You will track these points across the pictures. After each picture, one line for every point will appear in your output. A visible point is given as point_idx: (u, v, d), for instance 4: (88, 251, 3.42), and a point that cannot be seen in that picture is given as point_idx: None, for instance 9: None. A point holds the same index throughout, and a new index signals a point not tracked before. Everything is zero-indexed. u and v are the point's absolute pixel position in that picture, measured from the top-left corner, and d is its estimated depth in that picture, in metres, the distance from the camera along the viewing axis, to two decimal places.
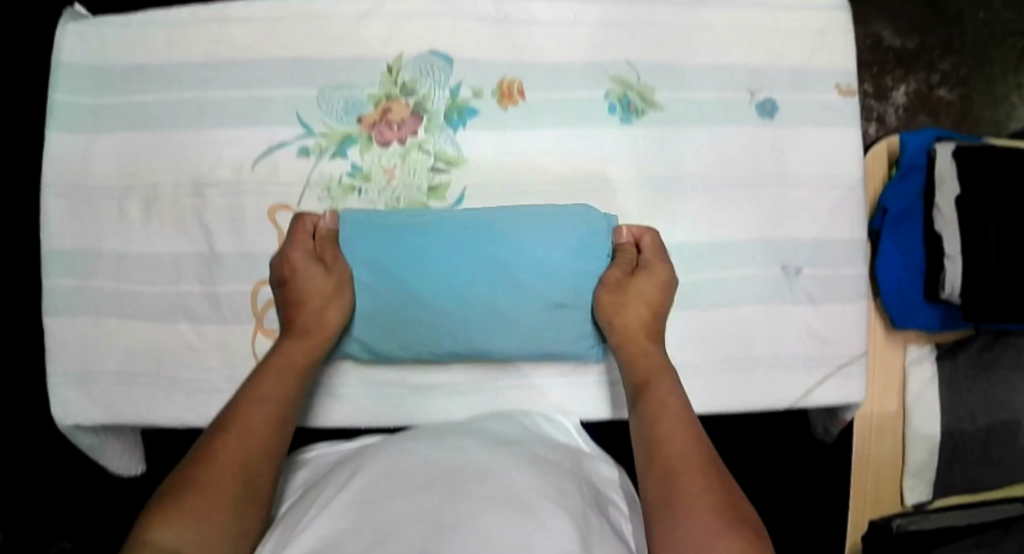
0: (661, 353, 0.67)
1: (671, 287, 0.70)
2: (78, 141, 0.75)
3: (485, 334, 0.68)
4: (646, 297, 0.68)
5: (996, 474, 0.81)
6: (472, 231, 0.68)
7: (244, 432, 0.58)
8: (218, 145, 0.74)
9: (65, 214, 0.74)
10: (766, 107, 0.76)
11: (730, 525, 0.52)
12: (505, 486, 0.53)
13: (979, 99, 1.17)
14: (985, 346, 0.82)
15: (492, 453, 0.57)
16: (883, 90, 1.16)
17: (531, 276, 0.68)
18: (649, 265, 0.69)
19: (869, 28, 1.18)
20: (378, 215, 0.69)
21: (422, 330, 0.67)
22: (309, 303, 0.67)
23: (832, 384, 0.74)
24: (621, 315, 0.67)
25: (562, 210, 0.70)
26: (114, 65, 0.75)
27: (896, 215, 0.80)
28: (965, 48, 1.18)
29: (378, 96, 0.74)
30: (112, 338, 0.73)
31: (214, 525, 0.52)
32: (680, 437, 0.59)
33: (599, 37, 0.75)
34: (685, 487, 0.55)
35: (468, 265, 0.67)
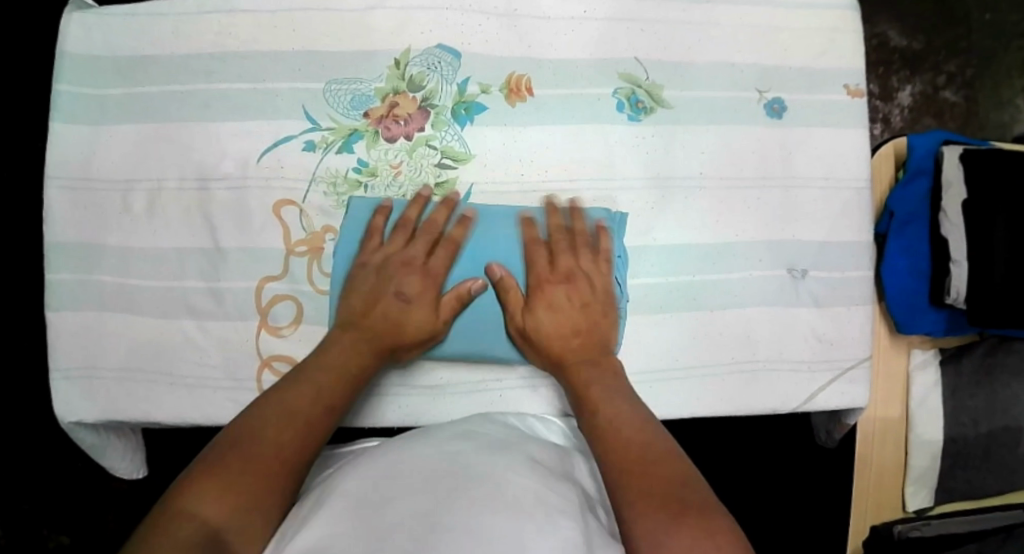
0: (600, 361, 0.65)
1: (592, 285, 0.67)
2: (81, 133, 0.74)
3: (491, 338, 0.68)
4: (556, 306, 0.66)
5: (998, 480, 0.81)
6: (474, 236, 0.69)
7: (306, 413, 0.57)
8: (222, 140, 0.73)
9: (66, 207, 0.74)
10: (775, 107, 0.76)
11: (671, 509, 0.51)
12: (500, 490, 0.52)
13: (985, 101, 1.17)
14: (990, 352, 0.82)
15: (489, 456, 0.56)
16: (888, 90, 1.17)
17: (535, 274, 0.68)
18: (564, 273, 0.67)
19: (875, 28, 1.18)
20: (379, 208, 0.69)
21: None
22: (409, 304, 0.65)
23: (837, 388, 0.74)
24: (549, 330, 0.65)
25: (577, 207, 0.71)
26: (117, 57, 0.74)
27: (902, 218, 0.79)
28: (971, 50, 1.18)
29: (385, 91, 0.73)
30: (116, 334, 0.72)
31: (255, 501, 0.50)
32: (630, 429, 0.58)
33: (608, 36, 0.74)
34: (631, 483, 0.53)
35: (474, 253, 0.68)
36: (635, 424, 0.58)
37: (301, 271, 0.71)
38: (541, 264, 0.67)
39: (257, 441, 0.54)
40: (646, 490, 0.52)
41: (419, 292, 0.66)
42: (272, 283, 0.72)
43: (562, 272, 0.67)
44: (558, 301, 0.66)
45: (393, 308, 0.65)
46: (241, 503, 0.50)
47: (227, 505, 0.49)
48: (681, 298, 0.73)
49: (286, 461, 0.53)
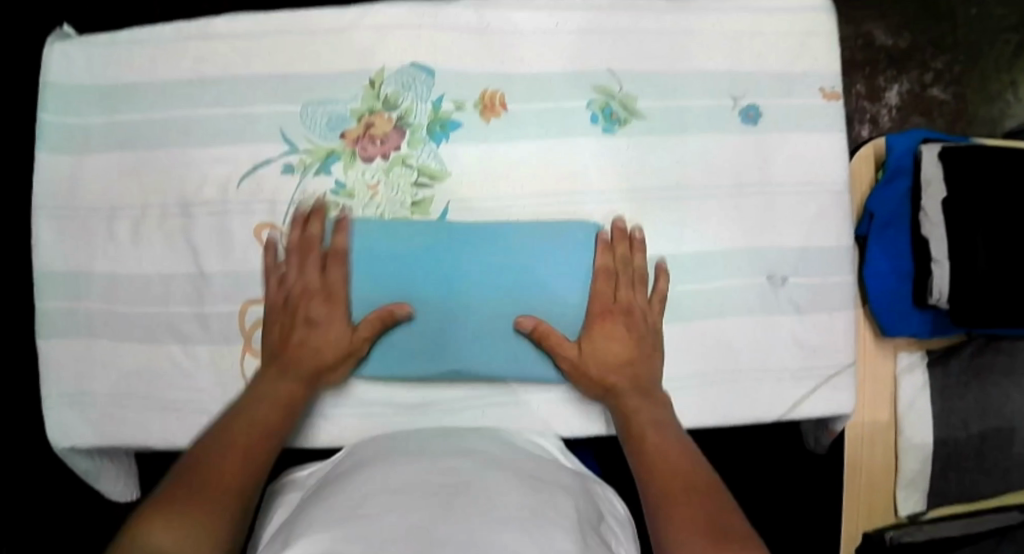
0: (655, 397, 0.67)
1: (640, 323, 0.69)
2: (64, 163, 0.75)
3: (471, 354, 0.69)
4: (614, 341, 0.68)
5: (991, 482, 0.81)
6: (455, 252, 0.69)
7: (238, 438, 0.61)
8: (203, 165, 0.74)
9: (53, 236, 0.75)
10: (750, 114, 0.76)
11: (710, 539, 0.53)
12: (490, 501, 0.53)
13: (974, 97, 1.18)
14: (978, 352, 0.82)
15: (484, 473, 0.58)
16: (876, 91, 1.17)
17: (512, 290, 0.69)
18: (618, 308, 0.69)
19: (861, 28, 1.18)
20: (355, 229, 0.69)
21: (406, 343, 0.69)
22: (317, 327, 0.67)
23: (821, 393, 0.74)
24: (598, 359, 0.67)
25: (554, 223, 0.71)
26: (97, 87, 0.76)
27: (882, 220, 0.79)
28: (958, 47, 1.18)
29: (361, 111, 0.73)
30: (105, 360, 0.73)
31: (201, 526, 0.53)
32: (677, 460, 0.61)
33: (581, 48, 0.75)
34: (675, 513, 0.56)
35: (455, 267, 0.69)
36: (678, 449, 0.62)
37: None
38: (604, 294, 0.69)
39: (201, 472, 0.57)
40: (688, 520, 0.55)
41: (326, 314, 0.68)
42: (254, 306, 0.73)
43: (621, 305, 0.69)
44: (614, 333, 0.68)
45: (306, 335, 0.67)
46: (192, 527, 0.53)
47: (179, 531, 0.52)
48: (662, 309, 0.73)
49: (227, 486, 0.57)
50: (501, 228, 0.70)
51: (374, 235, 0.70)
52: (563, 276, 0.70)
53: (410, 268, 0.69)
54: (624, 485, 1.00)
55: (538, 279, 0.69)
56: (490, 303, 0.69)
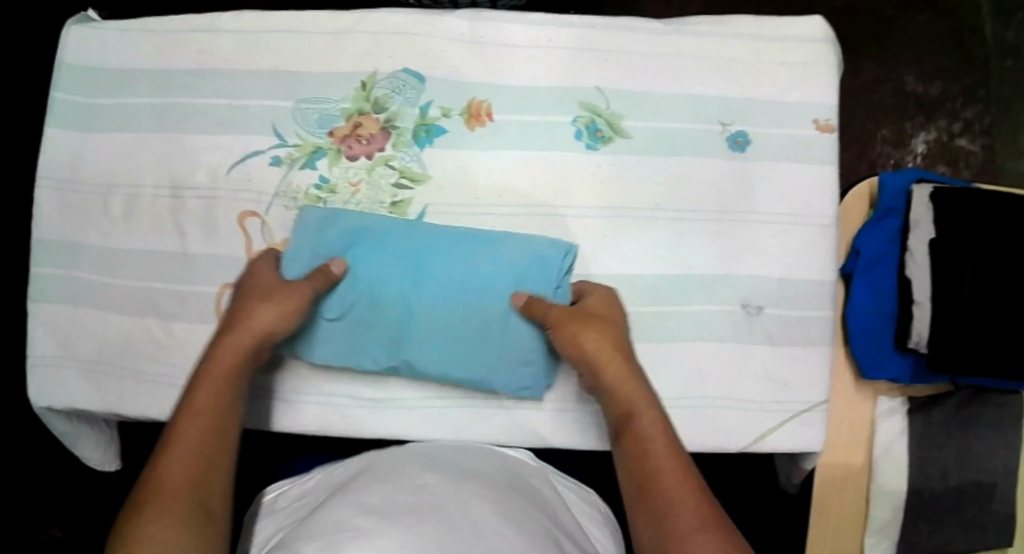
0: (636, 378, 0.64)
1: (619, 309, 0.69)
2: (70, 139, 0.79)
3: (423, 355, 0.69)
4: (593, 327, 0.66)
5: (967, 538, 0.77)
6: (424, 255, 0.69)
7: (195, 413, 0.59)
8: (197, 151, 0.76)
9: (53, 207, 0.78)
10: (738, 140, 0.76)
11: None
12: (462, 519, 0.52)
13: (1003, 150, 1.15)
14: (963, 403, 0.78)
15: (456, 489, 0.57)
16: (902, 137, 1.15)
17: (468, 294, 0.69)
18: (594, 299, 0.68)
19: (893, 73, 1.16)
20: (325, 225, 0.71)
21: (364, 341, 0.69)
22: (258, 300, 0.66)
23: (789, 429, 0.73)
24: (592, 332, 0.65)
25: (524, 238, 0.70)
26: (108, 70, 0.79)
27: (868, 258, 0.77)
28: (991, 99, 1.16)
29: (350, 111, 0.75)
30: (88, 329, 0.76)
31: (176, 511, 0.51)
32: (663, 466, 0.57)
33: (575, 65, 0.75)
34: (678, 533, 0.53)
35: (419, 270, 0.69)
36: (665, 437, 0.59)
37: None
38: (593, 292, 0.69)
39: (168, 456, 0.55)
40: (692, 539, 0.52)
41: (275, 289, 0.67)
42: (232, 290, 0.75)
43: (604, 296, 0.69)
44: (600, 314, 0.67)
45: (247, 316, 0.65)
46: (169, 514, 0.51)
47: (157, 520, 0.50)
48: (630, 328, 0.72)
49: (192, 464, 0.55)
50: (470, 235, 0.70)
51: (344, 230, 0.70)
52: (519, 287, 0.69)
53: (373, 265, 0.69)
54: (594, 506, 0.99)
55: (493, 288, 0.69)
56: (450, 309, 0.69)
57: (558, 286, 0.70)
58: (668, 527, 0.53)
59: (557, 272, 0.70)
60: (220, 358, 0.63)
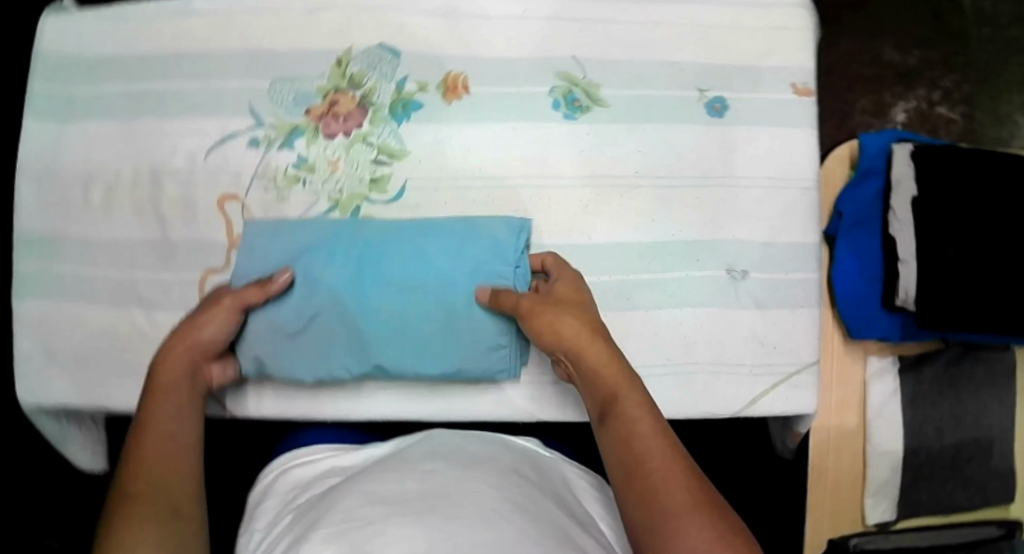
0: (614, 358, 0.62)
1: (588, 294, 0.68)
2: (48, 131, 0.79)
3: (391, 357, 0.68)
4: (564, 314, 0.64)
5: (967, 495, 0.77)
6: (382, 251, 0.69)
7: (152, 430, 0.61)
8: (175, 137, 0.76)
9: (33, 199, 0.78)
10: (716, 106, 0.75)
11: (715, 535, 0.49)
12: (468, 502, 0.50)
13: (983, 118, 1.13)
14: (953, 361, 0.78)
15: (459, 473, 0.55)
16: (882, 107, 1.14)
17: (426, 287, 0.68)
18: (563, 283, 0.68)
19: (872, 42, 1.16)
20: (280, 232, 0.71)
21: (328, 340, 0.68)
22: (195, 319, 0.67)
23: (780, 392, 0.72)
24: (563, 318, 0.64)
25: (477, 223, 0.70)
26: (82, 59, 0.79)
27: (852, 219, 0.76)
28: (971, 67, 1.15)
29: (326, 89, 0.74)
30: (73, 322, 0.76)
31: (150, 519, 0.53)
32: (647, 443, 0.55)
33: (549, 35, 0.75)
34: (669, 511, 0.51)
35: (378, 266, 0.68)
36: (650, 418, 0.57)
37: None
38: (563, 277, 0.68)
39: (134, 470, 0.57)
40: (685, 517, 0.50)
41: (210, 307, 0.68)
42: (214, 275, 0.74)
43: (569, 280, 0.68)
44: (572, 299, 0.66)
45: (184, 329, 0.67)
46: (145, 520, 0.53)
47: (137, 528, 0.52)
48: (616, 296, 0.72)
49: (158, 475, 0.57)
50: (430, 226, 0.70)
51: (300, 234, 0.70)
52: (476, 277, 0.68)
53: (334, 261, 0.68)
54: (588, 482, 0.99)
55: (451, 278, 0.68)
56: (411, 304, 0.68)
57: (515, 266, 0.69)
58: (658, 504, 0.51)
59: (511, 253, 0.69)
60: (163, 372, 0.65)
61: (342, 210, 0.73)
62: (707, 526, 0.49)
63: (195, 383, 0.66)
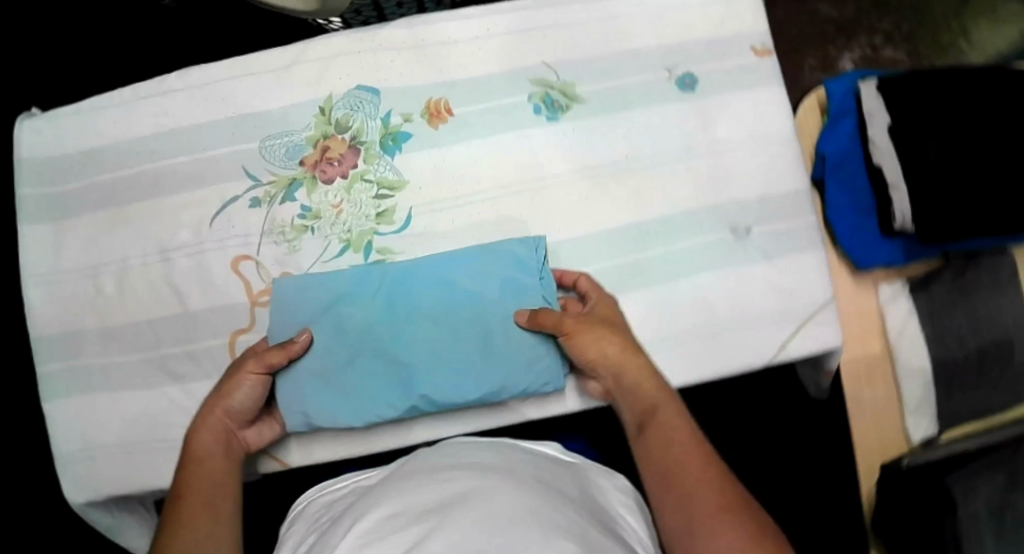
0: (651, 373, 0.68)
1: (618, 309, 0.71)
2: (48, 231, 0.79)
3: (435, 387, 0.69)
4: (605, 334, 0.68)
5: (1000, 396, 0.81)
6: (410, 289, 0.71)
7: (184, 505, 0.64)
8: (176, 212, 0.77)
9: (45, 301, 0.78)
10: (686, 81, 0.79)
11: (748, 534, 0.57)
12: (499, 504, 0.53)
13: (927, 54, 1.17)
14: (958, 274, 0.82)
15: (483, 477, 0.57)
16: (829, 61, 1.21)
17: (460, 309, 0.70)
18: (595, 302, 0.71)
19: (805, 6, 1.23)
20: (305, 286, 0.72)
21: (371, 384, 0.69)
22: (224, 386, 0.69)
23: (805, 333, 0.75)
24: (603, 337, 0.68)
25: (492, 245, 0.72)
26: (68, 156, 0.80)
27: (834, 160, 0.82)
28: (904, 8, 1.20)
29: (315, 137, 0.77)
30: (107, 412, 0.76)
31: None
32: (684, 452, 0.63)
33: (517, 46, 0.78)
34: (705, 512, 0.59)
35: (410, 307, 0.71)
36: (686, 428, 0.65)
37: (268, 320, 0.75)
38: (593, 294, 0.71)
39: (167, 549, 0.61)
40: (719, 518, 0.59)
41: (238, 373, 0.69)
42: (242, 336, 0.75)
43: (597, 296, 0.71)
44: (606, 316, 0.70)
45: (214, 398, 0.69)
46: None
47: None
48: (632, 275, 0.75)
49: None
50: (451, 253, 0.72)
51: (327, 286, 0.72)
52: (505, 288, 0.71)
53: (368, 312, 0.71)
54: (633, 469, 1.00)
55: (481, 294, 0.71)
56: (447, 333, 0.70)
57: (540, 275, 0.71)
58: (695, 507, 0.60)
59: (531, 265, 0.71)
60: (199, 441, 0.67)
61: (355, 248, 0.75)
62: (740, 525, 0.58)
63: (230, 449, 0.68)
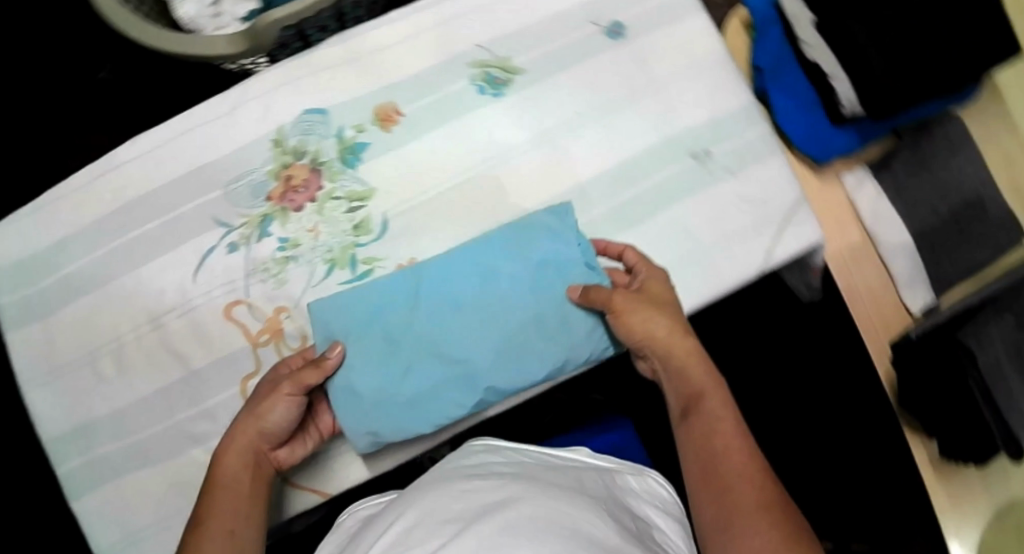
0: (700, 360, 0.71)
1: (668, 282, 0.72)
2: (36, 331, 0.79)
3: (500, 376, 0.70)
4: (654, 313, 0.69)
5: (984, 250, 0.85)
6: (453, 283, 0.71)
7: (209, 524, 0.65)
8: (157, 277, 0.77)
9: (50, 399, 0.77)
10: (614, 29, 0.81)
11: (783, 534, 0.61)
12: (526, 501, 0.59)
13: None
14: (914, 147, 0.86)
15: (512, 484, 0.63)
16: None
17: (503, 295, 0.71)
18: (644, 277, 0.71)
19: None
20: (345, 301, 0.71)
21: (436, 387, 0.69)
22: (259, 405, 0.68)
23: (787, 237, 0.77)
24: (650, 316, 0.69)
25: (526, 221, 0.73)
26: (38, 253, 0.80)
27: (771, 69, 0.85)
28: None
29: (276, 170, 0.78)
30: (136, 491, 0.74)
31: None
32: (725, 446, 0.67)
33: (447, 37, 0.80)
34: (741, 511, 0.63)
35: (457, 306, 0.71)
36: (731, 420, 0.68)
37: (273, 359, 0.75)
38: (642, 269, 0.72)
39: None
40: (756, 516, 0.62)
41: (273, 392, 0.68)
42: (253, 379, 0.75)
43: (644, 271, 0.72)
44: (657, 294, 0.70)
45: (249, 416, 0.68)
46: None
47: None
48: (614, 221, 0.76)
49: None
50: (477, 244, 0.73)
51: (367, 296, 0.71)
52: (544, 268, 0.72)
53: (415, 322, 0.70)
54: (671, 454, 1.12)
55: (522, 276, 0.71)
56: (501, 318, 0.70)
57: (578, 243, 0.73)
58: (732, 503, 0.64)
59: (569, 234, 0.72)
60: (230, 460, 0.68)
61: (341, 264, 0.75)
62: (776, 523, 0.62)
63: (261, 469, 0.68)
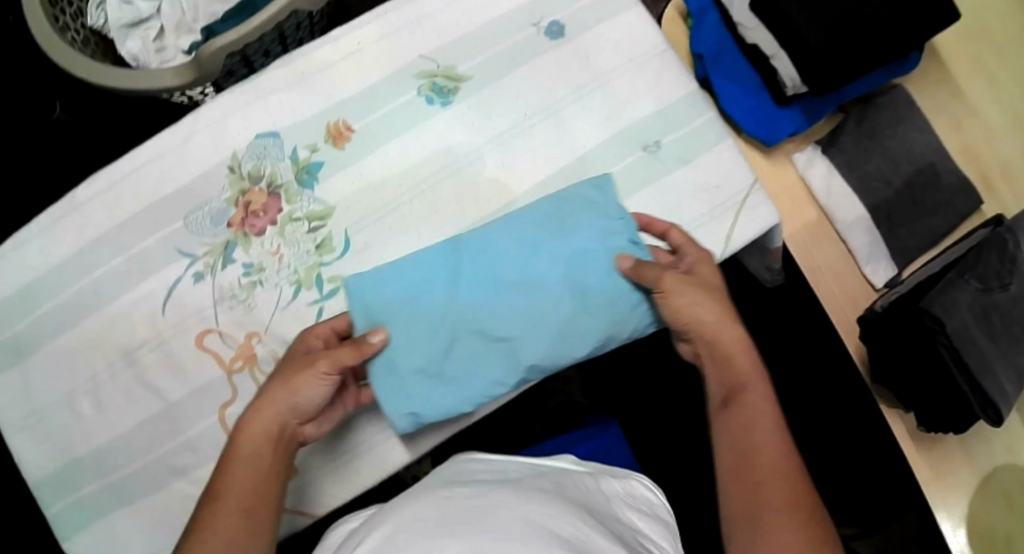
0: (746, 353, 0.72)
1: (714, 267, 0.73)
2: (13, 379, 0.79)
3: (539, 350, 0.71)
4: (702, 300, 0.71)
5: (942, 218, 0.86)
6: (491, 260, 0.73)
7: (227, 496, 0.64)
8: (126, 314, 0.78)
9: (32, 444, 0.78)
10: (555, 29, 0.82)
11: (810, 535, 0.62)
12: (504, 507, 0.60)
13: None
14: (861, 119, 0.88)
15: (493, 491, 0.64)
16: None
17: (544, 267, 0.72)
18: (690, 260, 0.73)
19: None
20: (388, 282, 0.73)
21: (478, 366, 0.71)
22: (291, 375, 0.67)
23: (743, 220, 0.78)
24: (694, 301, 0.70)
25: (564, 193, 0.76)
26: (6, 301, 0.80)
27: (711, 55, 0.87)
28: None
29: (234, 197, 0.78)
30: (125, 527, 0.75)
31: None
32: (762, 441, 0.68)
33: (392, 51, 0.81)
34: (769, 507, 0.64)
35: (499, 284, 0.72)
36: (771, 415, 0.69)
37: (248, 385, 0.76)
38: (693, 256, 0.73)
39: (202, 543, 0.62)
40: (785, 513, 0.64)
41: (308, 364, 0.67)
42: (230, 408, 0.75)
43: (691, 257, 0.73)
44: (706, 281, 0.72)
45: (280, 385, 0.67)
46: None
47: None
48: None
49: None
50: (519, 218, 0.75)
51: (410, 278, 0.73)
52: (583, 237, 0.73)
53: (458, 303, 0.72)
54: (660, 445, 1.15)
55: (559, 249, 0.73)
56: (540, 291, 0.72)
57: (619, 217, 0.74)
58: (764, 498, 0.65)
59: (609, 206, 0.75)
60: (252, 432, 0.66)
61: (307, 285, 0.76)
62: (804, 521, 0.63)
63: (283, 442, 0.68)
